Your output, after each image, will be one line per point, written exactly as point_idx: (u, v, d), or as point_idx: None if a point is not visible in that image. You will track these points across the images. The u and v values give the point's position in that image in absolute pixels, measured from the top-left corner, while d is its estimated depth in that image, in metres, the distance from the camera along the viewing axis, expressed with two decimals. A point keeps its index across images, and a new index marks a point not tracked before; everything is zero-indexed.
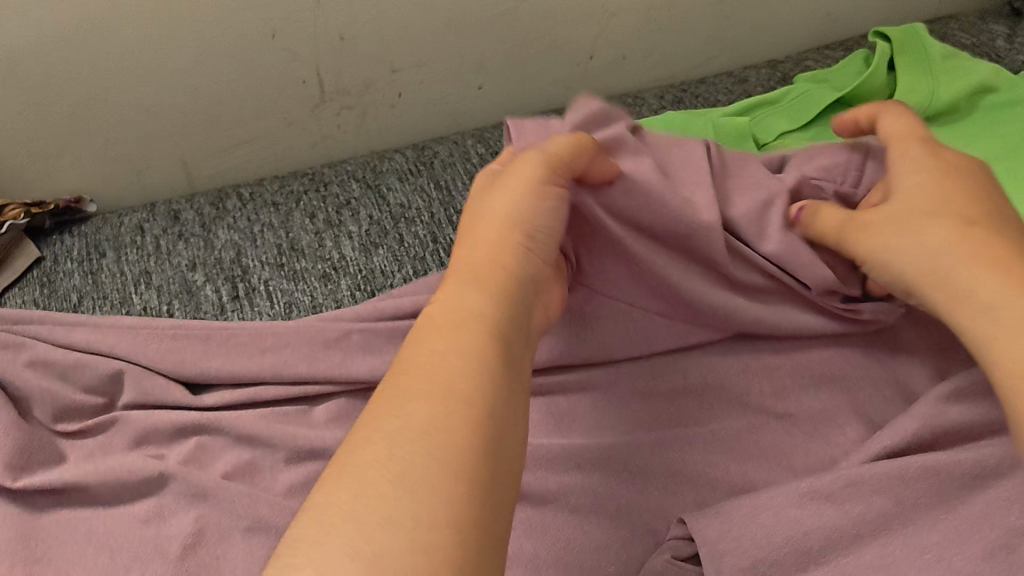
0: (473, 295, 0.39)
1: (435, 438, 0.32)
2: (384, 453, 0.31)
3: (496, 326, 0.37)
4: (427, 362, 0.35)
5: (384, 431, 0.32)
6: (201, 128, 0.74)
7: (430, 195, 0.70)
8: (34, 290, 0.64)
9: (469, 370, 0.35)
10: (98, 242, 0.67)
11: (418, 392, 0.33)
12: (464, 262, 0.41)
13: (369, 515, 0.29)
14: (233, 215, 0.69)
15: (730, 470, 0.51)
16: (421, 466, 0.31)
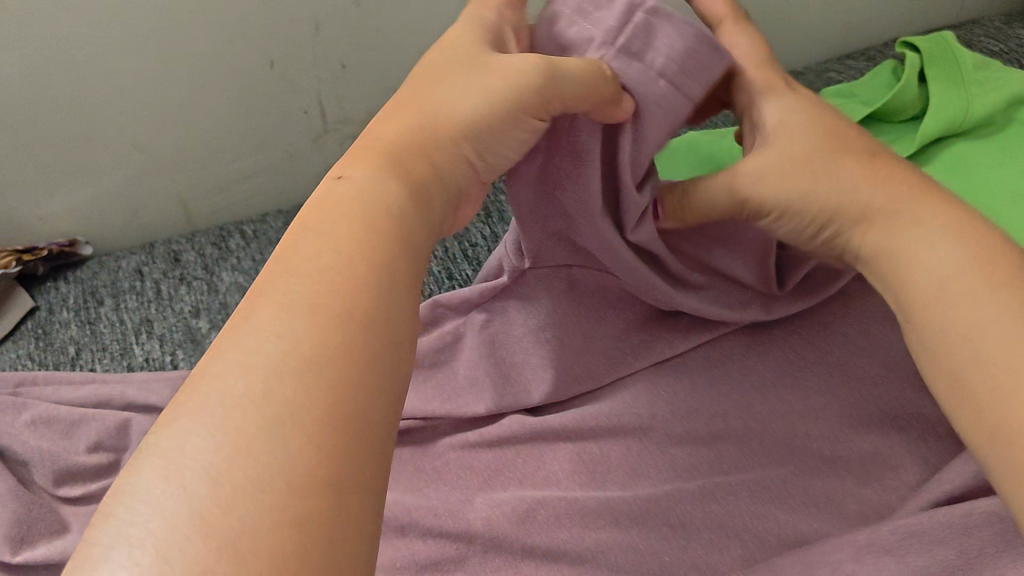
0: (374, 182, 0.30)
1: (314, 342, 0.23)
2: (253, 375, 0.22)
3: (402, 223, 0.29)
4: (319, 259, 0.26)
5: (255, 343, 0.23)
6: (199, 164, 0.71)
7: None
8: (28, 344, 0.60)
9: (359, 268, 0.26)
10: (96, 288, 0.63)
11: (287, 293, 0.25)
12: (378, 146, 0.33)
13: (217, 440, 0.21)
14: (237, 255, 0.65)
15: (780, 521, 0.48)
16: (299, 401, 0.22)
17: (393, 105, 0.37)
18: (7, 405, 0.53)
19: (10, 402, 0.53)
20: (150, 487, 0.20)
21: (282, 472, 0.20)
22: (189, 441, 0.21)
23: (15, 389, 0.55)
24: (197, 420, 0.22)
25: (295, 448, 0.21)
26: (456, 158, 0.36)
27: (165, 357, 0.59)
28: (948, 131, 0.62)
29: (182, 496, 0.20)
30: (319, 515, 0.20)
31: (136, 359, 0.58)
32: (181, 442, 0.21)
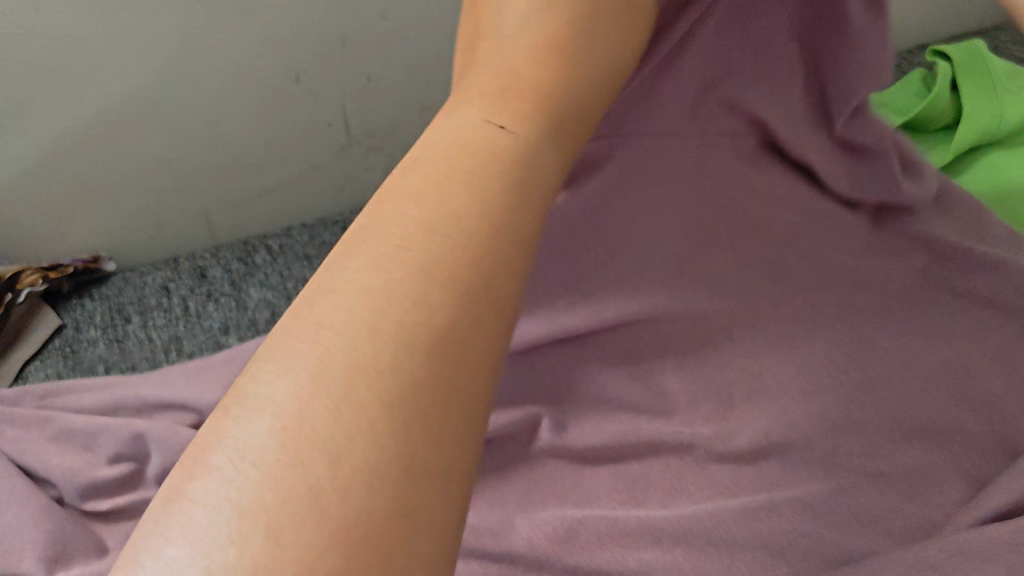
0: (523, 130, 0.30)
1: (426, 305, 0.24)
2: (370, 329, 0.23)
3: (521, 180, 0.28)
4: (441, 208, 0.26)
5: (371, 296, 0.24)
6: (223, 177, 0.70)
7: None
8: (57, 362, 0.59)
9: (478, 235, 0.26)
10: (122, 305, 0.63)
11: (410, 239, 0.25)
12: (521, 94, 0.31)
13: (320, 403, 0.21)
14: (264, 270, 0.65)
15: (824, 538, 0.37)
16: (406, 370, 0.22)
17: (497, 11, 0.33)
18: (31, 419, 0.52)
19: (33, 416, 0.52)
20: (255, 437, 0.21)
21: (386, 453, 0.21)
22: (309, 380, 0.22)
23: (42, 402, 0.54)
24: (307, 372, 0.22)
25: (402, 431, 0.21)
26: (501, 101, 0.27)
27: None
28: (978, 143, 0.61)
29: (281, 471, 0.20)
30: (414, 495, 0.21)
31: None
32: (296, 388, 0.22)
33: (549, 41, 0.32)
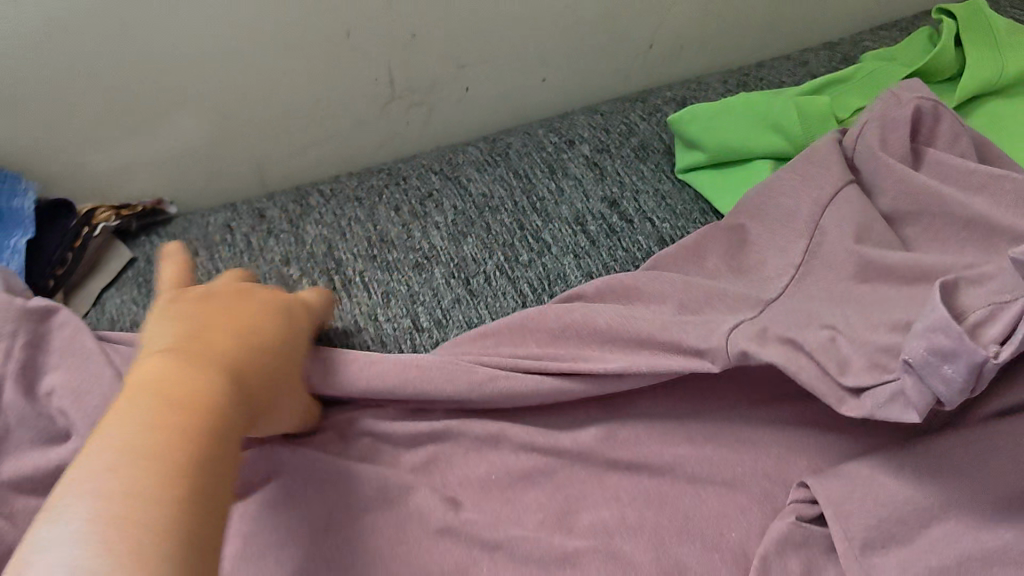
0: (206, 381, 0.37)
1: (153, 467, 0.32)
2: (127, 477, 0.31)
3: (198, 398, 0.36)
4: (133, 414, 0.34)
5: (117, 451, 0.32)
6: (277, 128, 0.74)
7: (511, 183, 0.69)
8: (132, 291, 0.64)
9: (201, 426, 0.35)
10: (190, 241, 0.67)
11: (129, 411, 0.34)
12: (189, 396, 0.36)
13: (85, 533, 0.29)
14: (319, 210, 0.69)
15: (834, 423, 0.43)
16: (151, 484, 0.31)
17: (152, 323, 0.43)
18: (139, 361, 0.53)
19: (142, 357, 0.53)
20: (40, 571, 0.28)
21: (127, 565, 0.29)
22: (106, 484, 0.31)
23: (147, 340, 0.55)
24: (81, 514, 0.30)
25: (131, 546, 0.29)
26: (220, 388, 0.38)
27: None
28: (982, 91, 0.67)
29: None
30: None
31: None
32: (90, 499, 0.30)
33: (177, 328, 0.41)
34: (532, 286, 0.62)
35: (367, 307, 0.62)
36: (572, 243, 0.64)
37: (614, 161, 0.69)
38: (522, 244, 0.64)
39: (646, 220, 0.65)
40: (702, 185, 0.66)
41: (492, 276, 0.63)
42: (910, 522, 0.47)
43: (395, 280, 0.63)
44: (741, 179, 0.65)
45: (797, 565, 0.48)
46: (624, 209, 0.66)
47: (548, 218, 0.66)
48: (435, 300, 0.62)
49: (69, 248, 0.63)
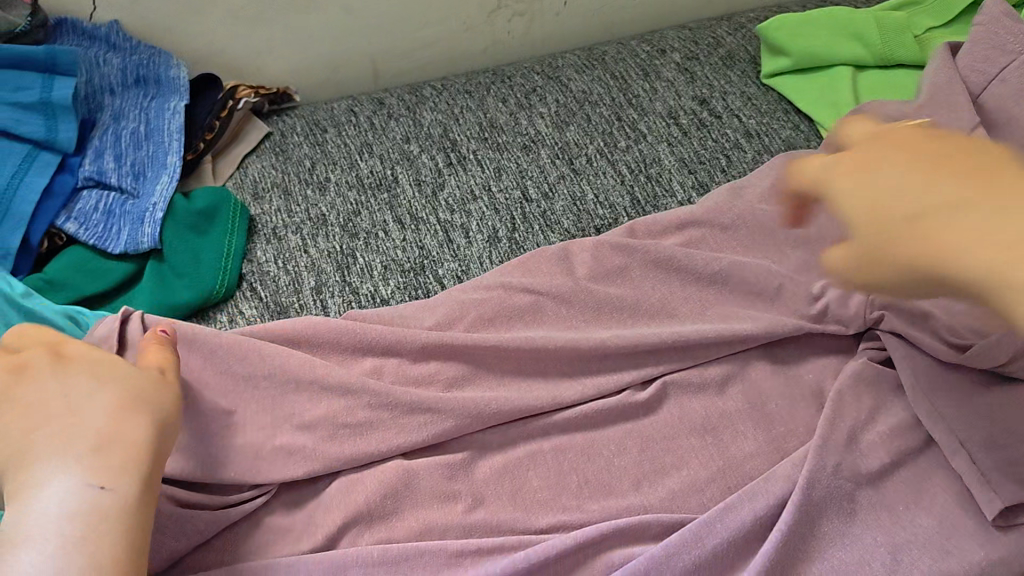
0: (67, 389, 0.41)
1: (84, 434, 0.39)
2: (67, 449, 0.38)
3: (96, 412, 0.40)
4: (37, 402, 0.41)
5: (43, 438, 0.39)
6: (392, 29, 0.80)
7: (609, 82, 0.76)
8: (270, 158, 0.72)
9: (99, 396, 0.41)
10: (318, 121, 0.75)
11: (35, 429, 0.39)
12: (64, 388, 0.41)
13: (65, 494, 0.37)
14: (433, 99, 0.77)
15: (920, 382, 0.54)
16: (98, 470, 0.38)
17: None
18: (277, 244, 0.66)
19: (280, 251, 0.66)
20: (47, 503, 0.36)
21: (111, 526, 0.37)
22: (69, 488, 0.37)
23: (274, 241, 0.66)
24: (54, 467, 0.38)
25: (114, 477, 0.38)
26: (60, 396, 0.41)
27: (387, 171, 0.71)
28: None
29: (77, 513, 0.36)
30: (129, 526, 0.37)
31: (362, 170, 0.71)
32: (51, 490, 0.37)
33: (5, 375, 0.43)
34: (630, 167, 0.69)
35: (482, 180, 0.69)
36: (666, 133, 0.71)
37: (703, 68, 0.76)
38: (621, 133, 0.71)
39: (733, 116, 0.72)
40: (787, 88, 0.73)
41: (593, 158, 0.70)
42: (973, 379, 0.55)
43: (505, 157, 0.71)
44: (827, 85, 0.72)
45: (868, 401, 0.56)
46: (713, 107, 0.73)
47: (644, 112, 0.73)
48: (541, 174, 0.69)
49: (216, 116, 0.71)
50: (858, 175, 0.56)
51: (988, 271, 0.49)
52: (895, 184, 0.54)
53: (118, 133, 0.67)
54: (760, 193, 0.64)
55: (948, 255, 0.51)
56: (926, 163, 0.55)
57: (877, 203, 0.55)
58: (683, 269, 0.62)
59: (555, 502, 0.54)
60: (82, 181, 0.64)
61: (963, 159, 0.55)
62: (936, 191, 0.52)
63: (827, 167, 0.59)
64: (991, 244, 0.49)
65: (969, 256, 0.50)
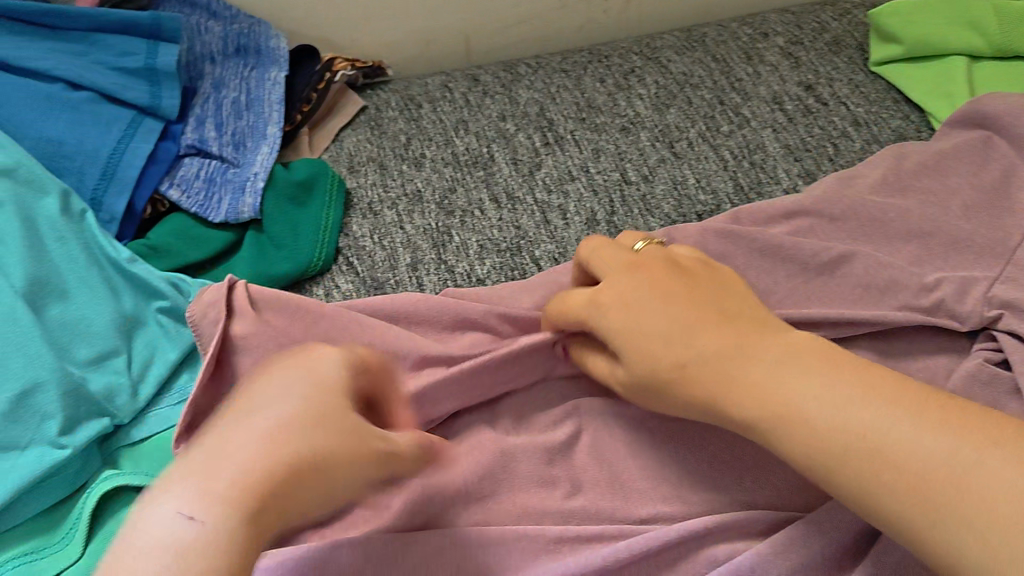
0: (279, 417, 0.35)
1: (242, 471, 0.33)
2: (224, 482, 0.32)
3: (277, 458, 0.34)
4: (244, 419, 0.35)
5: (214, 459, 0.33)
6: (487, 5, 0.79)
7: (710, 65, 0.74)
8: (365, 132, 0.72)
9: (298, 444, 0.34)
10: (412, 96, 0.75)
11: (221, 444, 0.34)
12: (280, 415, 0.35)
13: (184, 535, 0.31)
14: (529, 78, 0.75)
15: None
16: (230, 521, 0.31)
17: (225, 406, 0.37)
18: (373, 219, 0.65)
19: (376, 226, 0.65)
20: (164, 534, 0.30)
21: None
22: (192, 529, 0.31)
23: (370, 216, 0.66)
24: (198, 493, 0.32)
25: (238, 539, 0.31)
26: (262, 424, 0.35)
27: (482, 148, 0.70)
28: None
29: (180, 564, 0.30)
30: None
31: (458, 147, 0.70)
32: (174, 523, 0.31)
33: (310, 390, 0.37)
34: (733, 153, 0.67)
35: (579, 160, 0.68)
36: (771, 118, 0.69)
37: (808, 53, 0.74)
38: (723, 117, 0.70)
39: (840, 104, 0.70)
40: (899, 76, 0.71)
41: (695, 142, 0.68)
42: None
43: (604, 139, 0.69)
44: (940, 75, 0.69)
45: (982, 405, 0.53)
46: (819, 94, 0.71)
47: (748, 97, 0.71)
48: (641, 156, 0.68)
49: (314, 89, 0.71)
50: (582, 293, 0.48)
51: (773, 407, 0.39)
52: (712, 366, 0.42)
53: (219, 102, 0.67)
54: (871, 184, 0.62)
55: (796, 418, 0.38)
56: (723, 349, 0.42)
57: (640, 340, 0.44)
58: (790, 258, 0.58)
59: (653, 492, 0.52)
60: (184, 149, 0.64)
61: (756, 335, 0.42)
62: (778, 385, 0.39)
63: (620, 259, 0.49)
64: (762, 389, 0.39)
65: (819, 431, 0.37)
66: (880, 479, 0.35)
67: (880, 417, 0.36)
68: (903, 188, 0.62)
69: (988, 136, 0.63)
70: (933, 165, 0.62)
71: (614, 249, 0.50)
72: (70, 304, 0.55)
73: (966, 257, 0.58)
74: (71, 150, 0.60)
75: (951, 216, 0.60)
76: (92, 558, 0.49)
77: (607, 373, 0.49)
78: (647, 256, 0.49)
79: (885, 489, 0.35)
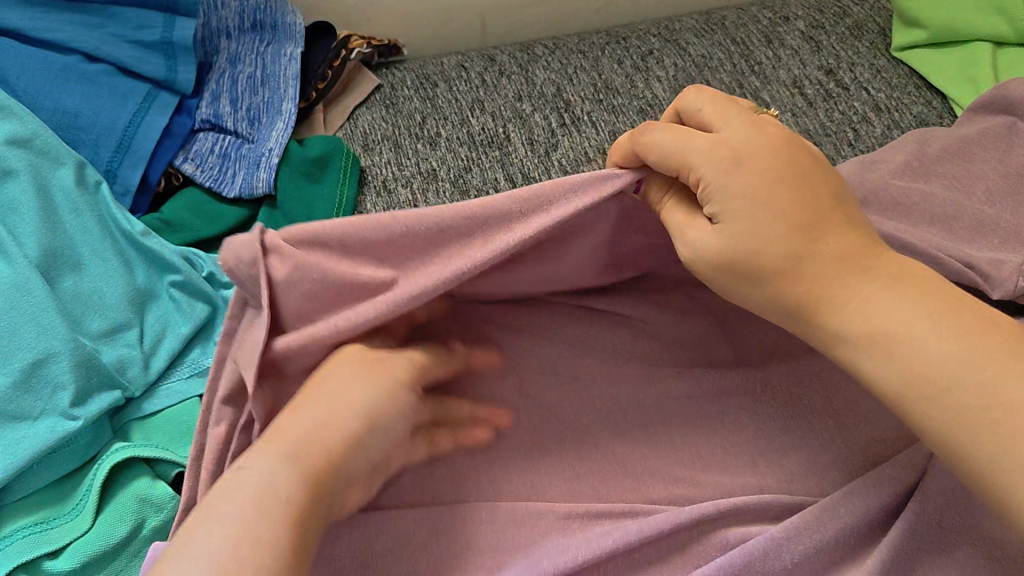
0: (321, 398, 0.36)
1: (289, 462, 0.33)
2: (267, 476, 0.33)
3: (323, 444, 0.35)
4: (301, 407, 0.36)
5: (264, 453, 0.34)
6: None
7: (729, 48, 0.73)
8: (380, 110, 0.71)
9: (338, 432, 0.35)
10: (428, 75, 0.74)
11: (268, 438, 0.34)
12: (317, 401, 0.36)
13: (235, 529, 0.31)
14: (546, 59, 0.75)
15: None
16: (275, 510, 0.31)
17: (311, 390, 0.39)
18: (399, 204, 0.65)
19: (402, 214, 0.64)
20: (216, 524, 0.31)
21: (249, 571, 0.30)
22: (242, 519, 0.31)
23: (388, 197, 0.65)
24: (252, 490, 0.32)
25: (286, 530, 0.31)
26: (311, 408, 0.36)
27: (498, 128, 0.69)
28: None
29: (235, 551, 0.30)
30: None
31: (473, 127, 0.69)
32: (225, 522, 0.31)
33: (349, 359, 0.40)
34: None
35: (596, 142, 0.67)
36: (791, 102, 0.68)
37: (830, 37, 0.73)
38: (742, 100, 0.69)
39: (862, 89, 0.69)
40: (921, 61, 0.70)
41: None
42: None
43: (621, 121, 0.69)
44: (963, 59, 0.68)
45: None
46: (840, 78, 0.70)
47: (768, 80, 0.70)
48: None
49: (330, 65, 0.70)
50: (693, 136, 0.37)
51: (859, 327, 0.34)
52: (828, 270, 0.35)
53: (235, 77, 0.67)
54: (891, 170, 0.61)
55: (900, 344, 0.33)
56: (846, 252, 0.35)
57: (751, 212, 0.35)
58: None
59: (664, 472, 0.48)
60: (198, 123, 0.65)
61: (881, 251, 0.35)
62: (874, 304, 0.34)
63: (735, 112, 0.38)
64: (876, 316, 0.34)
65: (918, 362, 0.32)
66: (968, 431, 0.31)
67: (988, 373, 0.32)
68: (926, 173, 0.60)
69: (1012, 123, 0.62)
70: (956, 150, 0.61)
71: (728, 104, 0.39)
72: (83, 276, 0.55)
73: (990, 242, 0.55)
74: (87, 122, 0.60)
75: (976, 201, 0.58)
76: (100, 529, 0.49)
77: (679, 235, 0.38)
78: (769, 121, 0.38)
79: (974, 441, 0.31)
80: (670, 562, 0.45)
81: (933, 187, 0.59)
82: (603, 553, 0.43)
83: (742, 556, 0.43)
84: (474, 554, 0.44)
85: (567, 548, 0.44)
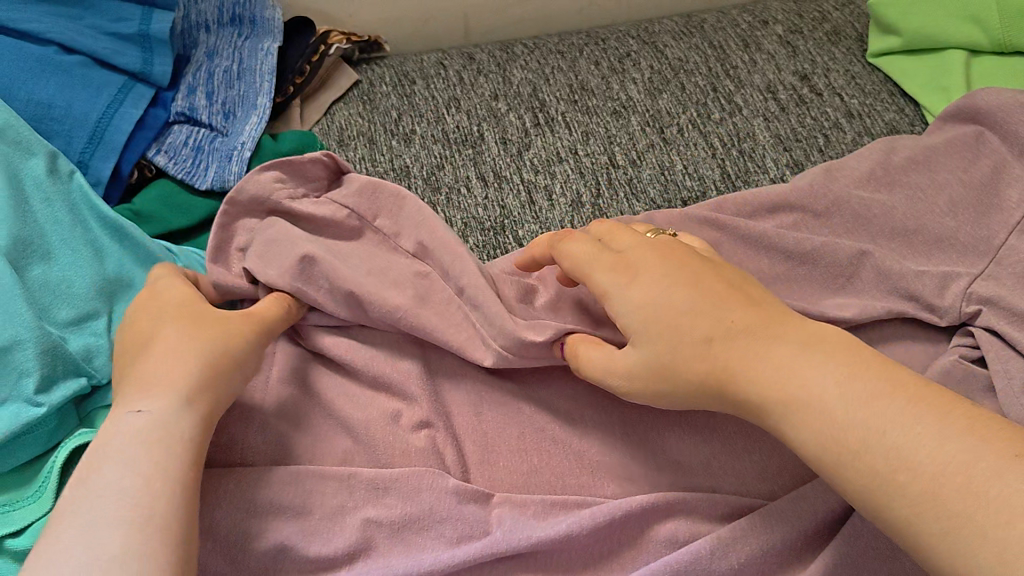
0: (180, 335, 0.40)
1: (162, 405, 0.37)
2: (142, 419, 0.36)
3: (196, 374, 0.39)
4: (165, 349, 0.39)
5: (139, 398, 0.37)
6: None
7: (706, 52, 0.74)
8: (357, 107, 0.72)
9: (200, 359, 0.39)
10: (407, 73, 0.74)
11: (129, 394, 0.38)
12: (182, 333, 0.40)
13: (129, 470, 0.34)
14: (525, 58, 0.75)
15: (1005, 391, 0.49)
16: (159, 446, 0.35)
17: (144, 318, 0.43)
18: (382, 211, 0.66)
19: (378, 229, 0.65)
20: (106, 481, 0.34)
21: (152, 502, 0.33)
22: (130, 461, 0.34)
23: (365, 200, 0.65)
24: (135, 436, 0.36)
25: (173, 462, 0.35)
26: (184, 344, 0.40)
27: (473, 127, 0.70)
28: None
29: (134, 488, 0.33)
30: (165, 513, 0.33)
31: (448, 125, 0.70)
32: (110, 475, 0.34)
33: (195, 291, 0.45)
34: (722, 140, 0.67)
35: (568, 142, 0.68)
36: (763, 107, 0.69)
37: (806, 42, 0.74)
38: (715, 104, 0.69)
39: (835, 95, 0.69)
40: (896, 69, 0.70)
41: (685, 128, 0.68)
42: None
43: (595, 122, 0.69)
44: (938, 68, 0.68)
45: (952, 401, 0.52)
46: (814, 84, 0.70)
47: (742, 84, 0.71)
48: (631, 140, 0.68)
49: (308, 61, 0.71)
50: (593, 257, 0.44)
51: (779, 395, 0.36)
52: (739, 348, 0.38)
53: (212, 71, 0.68)
54: (857, 177, 0.61)
55: (809, 406, 0.35)
56: (754, 327, 0.38)
57: (652, 316, 0.40)
58: (775, 247, 0.57)
59: (619, 470, 0.48)
60: (173, 116, 0.66)
61: (779, 318, 0.39)
62: (789, 375, 0.36)
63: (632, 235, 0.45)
64: (770, 383, 0.36)
65: (821, 426, 0.34)
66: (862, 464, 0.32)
67: (872, 414, 0.33)
68: (890, 182, 0.61)
69: (980, 132, 0.62)
70: (922, 159, 0.62)
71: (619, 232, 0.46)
72: (52, 265, 0.56)
73: (949, 256, 0.57)
74: (60, 113, 0.60)
75: (937, 213, 0.58)
76: None
77: (605, 368, 0.42)
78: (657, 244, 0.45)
79: (860, 468, 0.33)
80: (622, 556, 0.45)
81: (896, 199, 0.59)
82: (553, 541, 0.43)
83: (689, 554, 0.42)
84: (424, 547, 0.43)
85: (524, 527, 0.44)
